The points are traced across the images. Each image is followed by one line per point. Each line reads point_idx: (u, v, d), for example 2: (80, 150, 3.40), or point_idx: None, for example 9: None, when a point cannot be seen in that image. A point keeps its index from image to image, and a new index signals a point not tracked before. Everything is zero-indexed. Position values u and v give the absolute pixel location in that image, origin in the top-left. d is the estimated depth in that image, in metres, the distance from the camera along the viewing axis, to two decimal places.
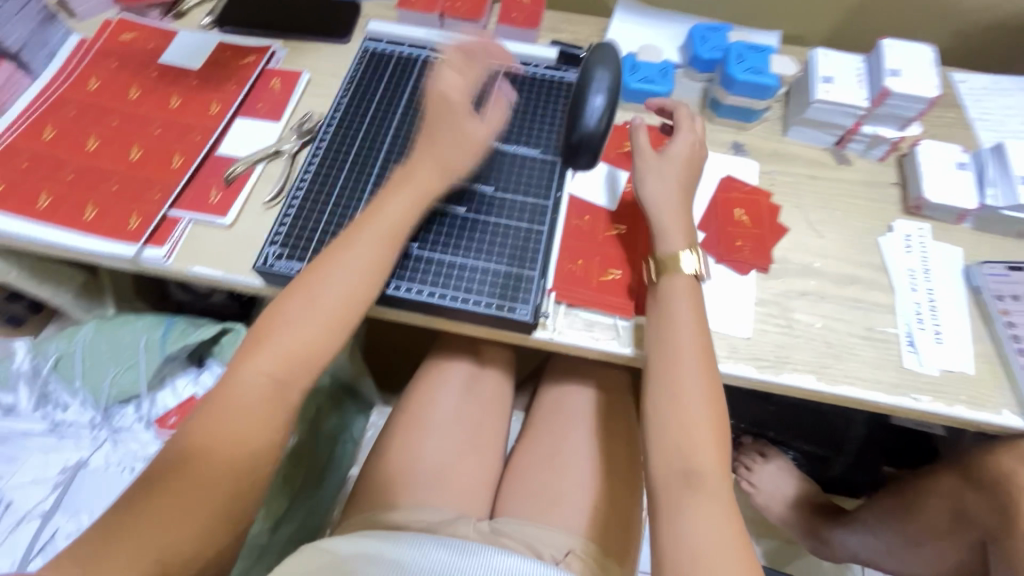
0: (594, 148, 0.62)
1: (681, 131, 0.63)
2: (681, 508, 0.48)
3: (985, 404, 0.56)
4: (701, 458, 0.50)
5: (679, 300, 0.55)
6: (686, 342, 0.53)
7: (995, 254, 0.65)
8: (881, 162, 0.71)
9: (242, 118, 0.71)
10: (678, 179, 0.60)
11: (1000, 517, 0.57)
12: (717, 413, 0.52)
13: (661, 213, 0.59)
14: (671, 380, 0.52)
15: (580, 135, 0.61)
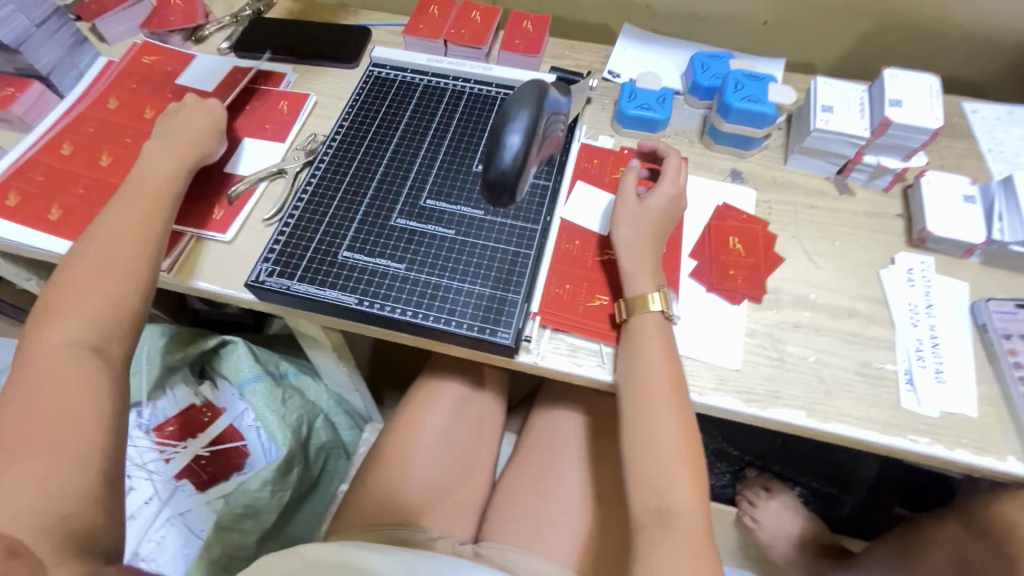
0: (509, 187, 0.45)
1: (668, 178, 0.62)
2: (652, 550, 0.49)
3: (988, 449, 0.53)
4: (676, 498, 0.50)
5: (650, 340, 0.55)
6: (662, 384, 0.53)
7: (1004, 292, 0.62)
8: (885, 193, 0.69)
9: (249, 137, 0.74)
10: (650, 227, 0.60)
11: (1005, 572, 0.54)
12: (694, 458, 0.52)
13: (628, 255, 0.59)
14: (647, 423, 0.52)
15: (492, 170, 0.45)
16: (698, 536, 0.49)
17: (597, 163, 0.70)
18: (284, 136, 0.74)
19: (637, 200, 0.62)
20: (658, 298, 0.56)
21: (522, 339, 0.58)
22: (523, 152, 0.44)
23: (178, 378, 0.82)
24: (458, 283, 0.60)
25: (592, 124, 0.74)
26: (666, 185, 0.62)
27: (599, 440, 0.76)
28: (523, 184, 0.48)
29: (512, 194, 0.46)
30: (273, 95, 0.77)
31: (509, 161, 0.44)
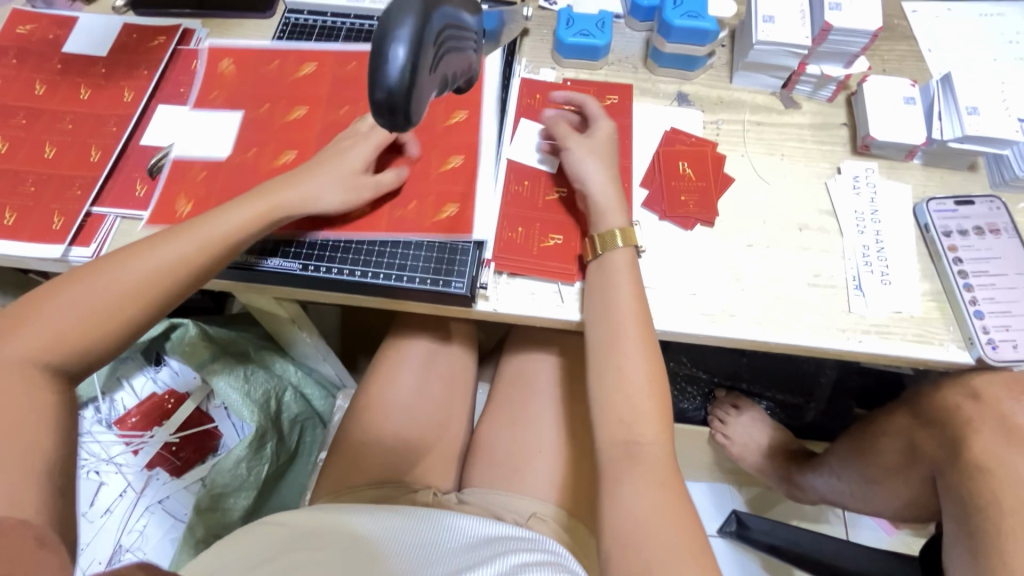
0: (403, 106, 0.35)
1: (599, 120, 0.62)
2: (623, 478, 0.49)
3: (932, 340, 0.56)
4: (642, 425, 0.51)
5: (623, 275, 0.55)
6: (629, 320, 0.53)
7: (944, 190, 0.63)
8: (830, 103, 0.69)
9: (163, 104, 0.68)
10: (603, 164, 0.59)
11: (949, 451, 0.58)
12: (661, 385, 0.53)
13: (599, 192, 0.57)
14: (617, 359, 0.53)
15: (377, 86, 0.35)
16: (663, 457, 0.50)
17: (539, 99, 0.67)
18: (203, 101, 0.68)
19: (585, 140, 0.60)
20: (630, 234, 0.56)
21: (478, 287, 0.57)
22: (414, 60, 0.34)
23: (133, 369, 0.80)
24: (411, 238, 0.59)
25: (532, 57, 0.71)
26: (603, 129, 0.61)
27: (568, 379, 0.77)
28: (424, 103, 0.37)
29: (409, 116, 0.36)
30: (181, 55, 0.71)
31: (394, 72, 0.34)
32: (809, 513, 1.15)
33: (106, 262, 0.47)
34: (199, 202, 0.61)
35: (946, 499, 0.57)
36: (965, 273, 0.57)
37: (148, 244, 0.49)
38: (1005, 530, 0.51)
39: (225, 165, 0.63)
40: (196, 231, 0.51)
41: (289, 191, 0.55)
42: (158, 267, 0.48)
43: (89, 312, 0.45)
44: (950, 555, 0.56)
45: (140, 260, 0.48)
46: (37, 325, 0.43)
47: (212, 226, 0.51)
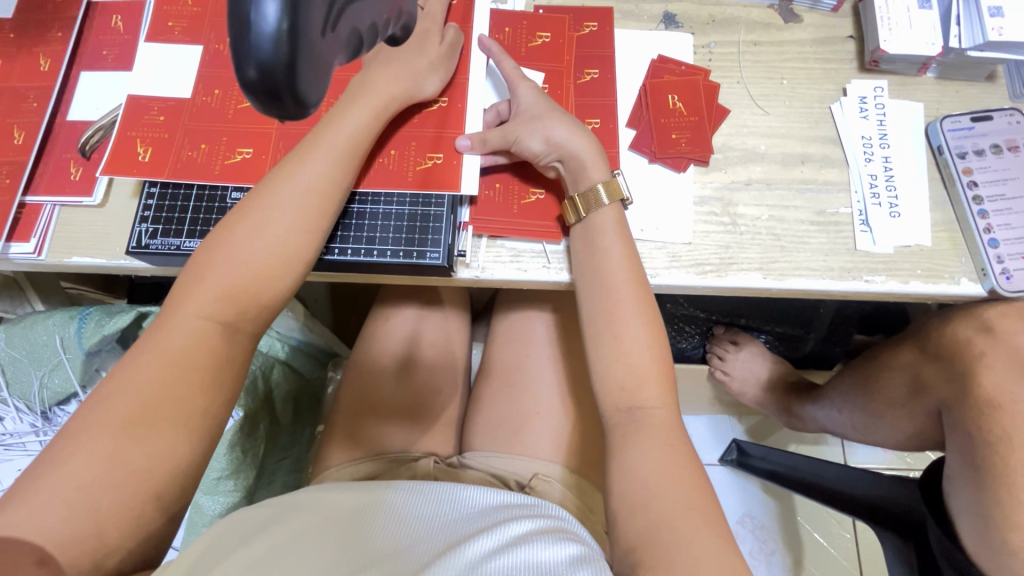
0: (286, 85, 0.24)
1: (519, 85, 0.54)
2: (629, 446, 0.46)
3: (942, 275, 0.53)
4: (645, 384, 0.48)
5: (610, 237, 0.50)
6: (622, 280, 0.50)
7: (959, 106, 0.58)
8: (834, 14, 0.61)
9: (87, 71, 0.61)
10: (556, 120, 0.52)
11: (956, 386, 0.56)
12: (663, 353, 0.50)
13: (569, 149, 0.51)
14: (612, 326, 0.49)
15: (246, 57, 0.24)
16: (667, 423, 0.47)
17: (510, 33, 0.60)
18: (130, 63, 0.61)
19: (519, 113, 0.53)
20: (613, 189, 0.51)
21: (456, 255, 0.53)
22: (291, 16, 0.23)
23: (110, 360, 0.72)
24: (378, 205, 0.53)
25: None
26: (527, 93, 0.54)
27: (562, 336, 0.75)
28: (324, 70, 0.25)
29: (301, 98, 0.25)
30: (99, 11, 0.62)
31: (265, 39, 0.23)
32: (808, 439, 1.17)
33: (217, 248, 0.45)
34: (159, 150, 0.53)
35: (952, 432, 0.56)
36: (981, 199, 0.53)
37: (242, 219, 0.46)
38: (1012, 462, 0.50)
39: (181, 109, 0.54)
40: (280, 197, 0.46)
41: (361, 107, 0.49)
42: (266, 243, 0.45)
43: (214, 305, 0.44)
44: (952, 485, 0.56)
45: (271, 207, 0.46)
46: (218, 275, 0.44)
47: (291, 190, 0.47)
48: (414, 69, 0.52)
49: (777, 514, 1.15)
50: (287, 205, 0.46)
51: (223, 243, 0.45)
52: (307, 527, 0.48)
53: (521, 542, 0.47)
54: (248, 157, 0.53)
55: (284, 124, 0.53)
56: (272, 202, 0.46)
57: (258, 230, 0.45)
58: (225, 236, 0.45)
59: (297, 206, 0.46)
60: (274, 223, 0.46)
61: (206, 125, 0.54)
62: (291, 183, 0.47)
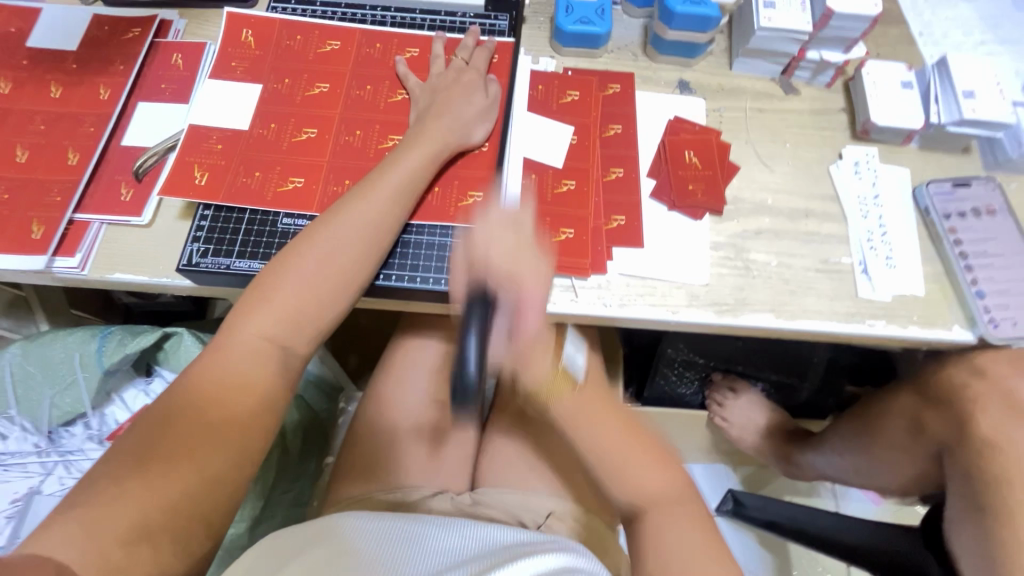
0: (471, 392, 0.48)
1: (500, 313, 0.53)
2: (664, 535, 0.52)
3: (937, 323, 0.57)
4: (650, 484, 0.55)
5: (589, 414, 0.58)
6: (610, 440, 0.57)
7: (941, 173, 0.65)
8: (828, 89, 0.69)
9: (142, 101, 0.64)
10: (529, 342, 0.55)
11: (955, 428, 0.59)
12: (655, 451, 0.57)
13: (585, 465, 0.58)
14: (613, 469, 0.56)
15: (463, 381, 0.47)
16: None
17: (543, 90, 0.66)
18: (187, 96, 0.65)
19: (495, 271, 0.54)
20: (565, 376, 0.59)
21: None
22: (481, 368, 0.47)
23: (124, 381, 0.72)
24: (420, 236, 0.57)
25: (531, 45, 0.69)
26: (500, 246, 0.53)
27: None
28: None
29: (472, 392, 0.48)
30: (160, 49, 0.67)
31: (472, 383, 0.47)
32: (803, 490, 1.18)
33: (278, 270, 0.49)
34: (216, 174, 0.56)
35: (953, 474, 0.59)
36: (966, 255, 0.59)
37: (308, 244, 0.50)
38: (1013, 502, 0.53)
39: (240, 138, 0.58)
40: (341, 227, 0.50)
41: (421, 146, 0.55)
42: (329, 271, 0.49)
43: (273, 323, 0.48)
44: (954, 526, 0.59)
45: (332, 236, 0.50)
46: (280, 300, 0.48)
47: (349, 220, 0.51)
48: (467, 120, 0.59)
49: (774, 568, 1.14)
50: (346, 234, 0.50)
51: (286, 267, 0.49)
52: (331, 557, 0.47)
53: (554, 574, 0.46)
54: (299, 185, 0.56)
55: (335, 158, 0.58)
56: (333, 231, 0.50)
57: (319, 260, 0.49)
58: (288, 259, 0.49)
59: (355, 237, 0.50)
60: (337, 252, 0.50)
61: (257, 158, 0.57)
62: (352, 214, 0.51)
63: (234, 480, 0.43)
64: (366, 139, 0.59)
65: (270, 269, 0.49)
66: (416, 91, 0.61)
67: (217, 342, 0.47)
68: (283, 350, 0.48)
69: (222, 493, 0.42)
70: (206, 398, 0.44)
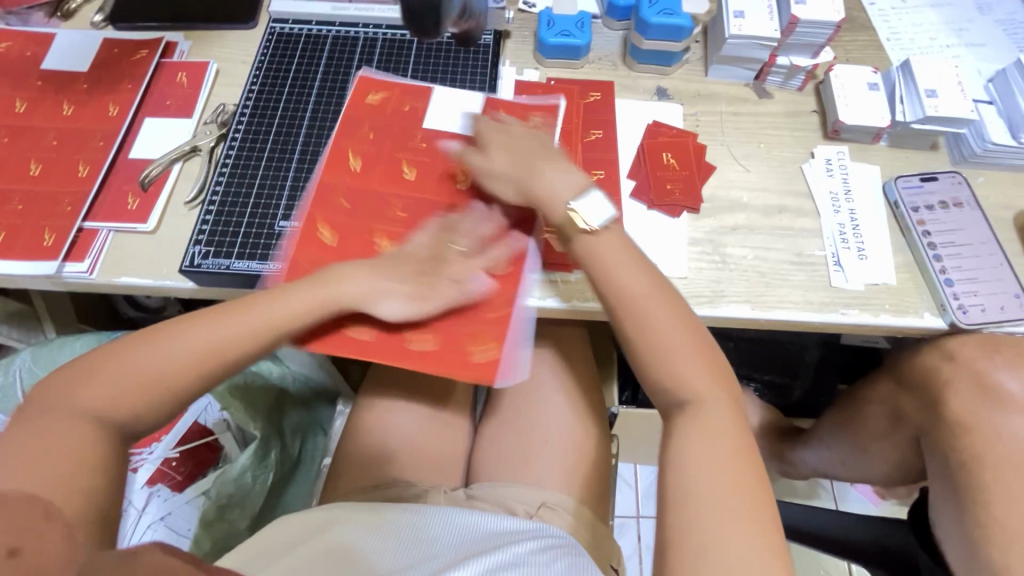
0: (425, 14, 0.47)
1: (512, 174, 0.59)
2: (686, 442, 0.48)
3: (908, 310, 0.59)
4: (694, 389, 0.51)
5: (655, 303, 0.53)
6: (682, 343, 0.51)
7: (910, 168, 0.67)
8: (800, 92, 0.72)
9: (148, 116, 0.68)
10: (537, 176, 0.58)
11: (932, 414, 0.61)
12: (717, 376, 0.52)
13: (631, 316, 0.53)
14: (670, 368, 0.51)
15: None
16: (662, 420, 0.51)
17: (527, 99, 0.69)
18: (190, 111, 0.69)
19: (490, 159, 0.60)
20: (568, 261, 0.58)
21: None
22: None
23: None
24: None
25: (516, 58, 0.73)
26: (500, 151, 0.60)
27: (560, 369, 0.79)
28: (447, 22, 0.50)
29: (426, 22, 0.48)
30: (166, 68, 0.71)
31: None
32: (802, 491, 1.18)
33: (185, 324, 0.51)
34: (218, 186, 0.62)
35: (932, 458, 0.60)
36: (935, 245, 0.61)
37: (229, 312, 0.52)
38: (988, 481, 0.54)
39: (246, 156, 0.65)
40: (271, 303, 0.52)
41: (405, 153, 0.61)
42: (213, 340, 0.50)
43: (139, 372, 0.47)
44: (938, 510, 0.60)
45: (261, 313, 0.52)
46: (164, 351, 0.49)
47: (283, 276, 0.54)
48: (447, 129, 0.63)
49: None
50: (275, 311, 0.52)
51: (189, 328, 0.50)
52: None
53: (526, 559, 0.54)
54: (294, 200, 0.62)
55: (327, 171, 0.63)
56: (262, 307, 0.52)
57: (226, 332, 0.51)
58: (196, 321, 0.51)
59: (276, 322, 0.52)
60: (251, 323, 0.51)
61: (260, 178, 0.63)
62: (292, 297, 0.53)
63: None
64: (350, 154, 0.62)
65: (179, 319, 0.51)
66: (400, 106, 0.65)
67: (110, 362, 0.48)
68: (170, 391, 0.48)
69: None
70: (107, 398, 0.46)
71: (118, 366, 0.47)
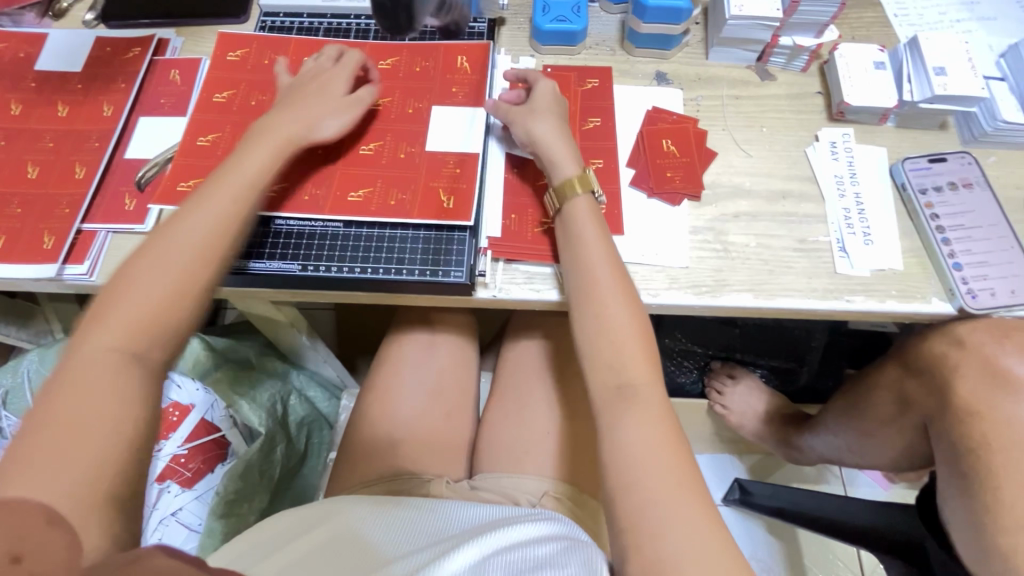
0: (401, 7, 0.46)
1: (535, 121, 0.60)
2: (619, 418, 0.49)
3: (915, 296, 0.58)
4: (631, 372, 0.50)
5: (584, 223, 0.55)
6: (619, 316, 0.52)
7: (918, 150, 0.66)
8: (803, 73, 0.70)
9: (142, 115, 0.68)
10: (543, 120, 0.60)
11: (938, 400, 0.60)
12: (643, 328, 0.52)
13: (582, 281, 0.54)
14: (594, 306, 0.53)
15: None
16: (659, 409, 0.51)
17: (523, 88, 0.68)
18: (184, 110, 0.68)
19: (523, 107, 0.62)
20: (582, 183, 0.57)
21: (476, 275, 0.59)
22: None
23: None
24: (404, 232, 0.60)
25: (511, 45, 0.72)
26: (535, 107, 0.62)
27: (557, 360, 0.79)
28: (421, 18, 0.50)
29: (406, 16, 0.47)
30: (159, 66, 0.71)
31: None
32: (810, 476, 1.18)
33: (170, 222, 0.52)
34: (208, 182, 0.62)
35: (939, 444, 0.59)
36: (943, 229, 0.59)
37: (197, 203, 0.53)
38: (995, 467, 0.54)
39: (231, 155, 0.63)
40: (232, 179, 0.54)
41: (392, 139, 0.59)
42: (202, 231, 0.51)
43: (133, 287, 0.48)
44: (945, 496, 0.59)
45: (222, 188, 0.54)
46: (158, 250, 0.50)
47: (238, 172, 0.55)
48: None
49: (783, 555, 1.14)
50: (240, 190, 0.54)
51: (167, 225, 0.51)
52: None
53: (526, 540, 0.53)
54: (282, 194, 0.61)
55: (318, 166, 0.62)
56: (227, 179, 0.54)
57: (200, 220, 0.52)
58: (177, 215, 0.52)
59: (235, 198, 0.54)
60: (224, 205, 0.53)
61: None
62: (246, 165, 0.55)
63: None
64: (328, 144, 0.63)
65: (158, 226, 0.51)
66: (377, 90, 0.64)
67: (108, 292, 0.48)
68: (139, 356, 0.46)
69: None
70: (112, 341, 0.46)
71: (119, 295, 0.48)
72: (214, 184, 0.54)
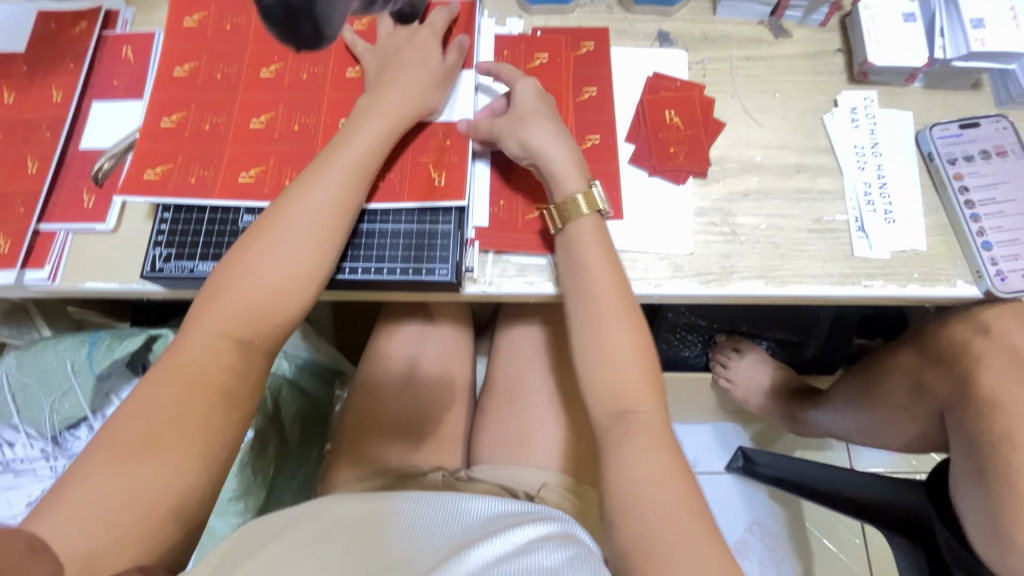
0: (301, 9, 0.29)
1: (534, 125, 0.54)
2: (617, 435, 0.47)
3: (939, 278, 0.54)
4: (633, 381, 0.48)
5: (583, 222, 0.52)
6: (623, 326, 0.50)
7: (947, 114, 0.60)
8: (823, 28, 0.63)
9: (96, 100, 0.62)
10: (540, 125, 0.54)
11: (957, 387, 0.57)
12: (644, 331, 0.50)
13: (584, 291, 0.51)
14: (593, 313, 0.50)
15: None
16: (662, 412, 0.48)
17: (508, 56, 0.62)
18: (140, 91, 0.62)
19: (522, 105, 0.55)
20: (583, 202, 0.52)
21: (463, 271, 0.54)
22: None
23: (119, 383, 0.72)
24: (385, 224, 0.56)
25: (497, 6, 0.64)
26: (525, 100, 0.56)
27: (554, 347, 0.76)
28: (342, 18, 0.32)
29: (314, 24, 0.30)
30: (110, 42, 0.64)
31: None
32: (811, 445, 1.17)
33: (235, 265, 0.48)
34: (169, 173, 0.57)
35: (956, 432, 0.56)
36: (972, 203, 0.54)
37: (256, 239, 0.49)
38: (1014, 460, 0.51)
39: (198, 141, 0.58)
40: (300, 209, 0.50)
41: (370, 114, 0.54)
42: (278, 269, 0.48)
43: (230, 323, 0.46)
44: (958, 484, 0.57)
45: (292, 222, 0.49)
46: (231, 298, 0.47)
47: (346, 149, 0.52)
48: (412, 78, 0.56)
49: (786, 522, 1.15)
50: (308, 225, 0.50)
51: (233, 269, 0.48)
52: (322, 525, 0.50)
53: (528, 547, 0.47)
54: (252, 182, 0.56)
55: (290, 151, 0.57)
56: (289, 216, 0.50)
57: (266, 257, 0.48)
58: (240, 256, 0.48)
59: (305, 236, 0.49)
60: (292, 237, 0.49)
61: (217, 164, 0.57)
62: (313, 193, 0.50)
63: (204, 472, 0.43)
64: (296, 125, 0.58)
65: (221, 269, 0.48)
66: (361, 59, 0.59)
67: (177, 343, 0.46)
68: (244, 345, 0.47)
69: (207, 487, 0.43)
70: (164, 391, 0.44)
71: (181, 355, 0.45)
72: (280, 216, 0.50)
